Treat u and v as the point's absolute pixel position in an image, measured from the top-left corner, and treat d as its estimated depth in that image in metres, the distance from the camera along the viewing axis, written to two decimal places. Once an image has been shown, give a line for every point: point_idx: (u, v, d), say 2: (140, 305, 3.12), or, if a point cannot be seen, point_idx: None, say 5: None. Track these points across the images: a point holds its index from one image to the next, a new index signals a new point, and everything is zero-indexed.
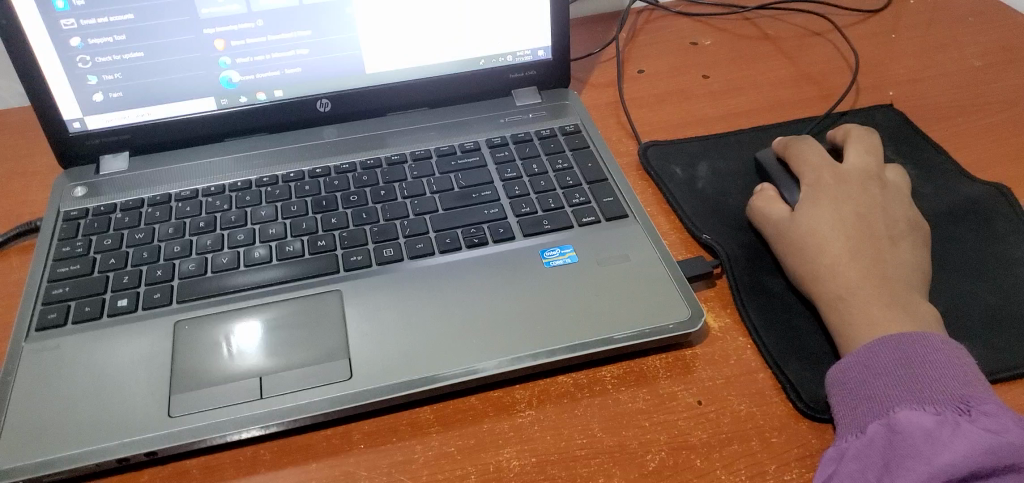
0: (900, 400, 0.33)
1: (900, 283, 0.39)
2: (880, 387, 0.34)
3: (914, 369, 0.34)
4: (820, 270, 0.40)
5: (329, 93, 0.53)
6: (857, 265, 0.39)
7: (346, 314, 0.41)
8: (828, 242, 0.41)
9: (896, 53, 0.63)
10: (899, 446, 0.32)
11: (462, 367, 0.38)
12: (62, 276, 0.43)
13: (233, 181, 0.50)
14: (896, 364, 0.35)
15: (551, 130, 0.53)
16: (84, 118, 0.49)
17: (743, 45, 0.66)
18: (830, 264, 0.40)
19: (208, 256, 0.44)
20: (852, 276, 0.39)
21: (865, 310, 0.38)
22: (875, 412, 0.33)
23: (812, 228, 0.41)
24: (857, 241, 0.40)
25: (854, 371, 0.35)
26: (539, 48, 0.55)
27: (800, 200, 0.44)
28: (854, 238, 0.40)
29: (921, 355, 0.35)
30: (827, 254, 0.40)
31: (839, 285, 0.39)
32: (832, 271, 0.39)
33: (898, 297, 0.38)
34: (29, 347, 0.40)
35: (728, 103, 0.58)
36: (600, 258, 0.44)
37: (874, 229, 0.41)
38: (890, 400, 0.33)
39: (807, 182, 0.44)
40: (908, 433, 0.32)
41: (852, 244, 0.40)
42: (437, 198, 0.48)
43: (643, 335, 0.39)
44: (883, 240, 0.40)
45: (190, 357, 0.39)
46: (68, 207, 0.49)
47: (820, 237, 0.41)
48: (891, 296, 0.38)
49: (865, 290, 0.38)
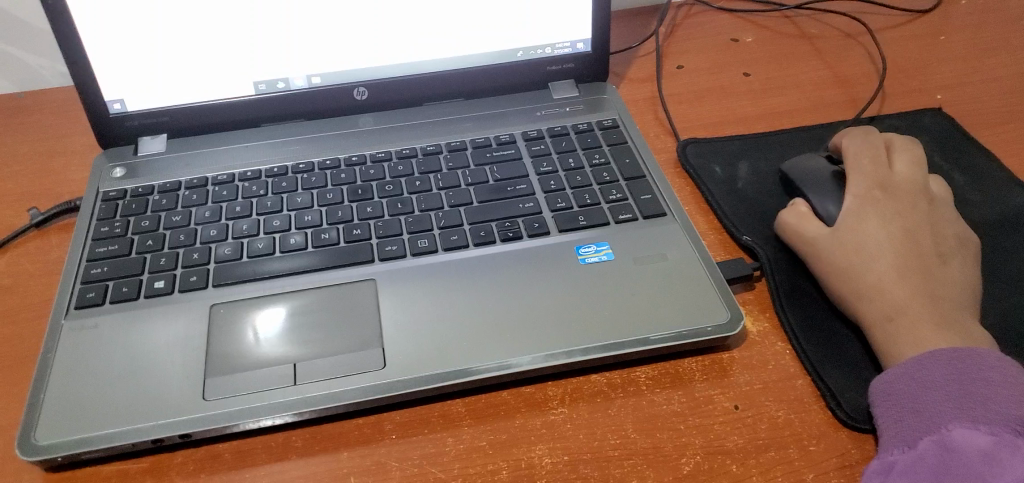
0: (953, 417, 0.33)
1: (949, 303, 0.38)
2: (930, 402, 0.34)
3: (966, 385, 0.34)
4: (864, 289, 0.39)
5: (367, 81, 0.53)
6: (903, 285, 0.38)
7: (381, 303, 0.41)
8: (874, 259, 0.40)
9: (943, 56, 0.62)
10: (952, 465, 0.31)
11: (496, 361, 0.38)
12: (100, 256, 0.43)
13: (270, 167, 0.50)
14: (946, 379, 0.34)
15: (588, 124, 0.53)
16: (124, 100, 0.50)
17: (784, 43, 0.65)
18: (876, 282, 0.39)
19: (245, 242, 0.45)
20: (900, 295, 0.38)
21: (912, 330, 0.37)
22: (925, 427, 0.33)
23: (857, 244, 0.41)
24: (905, 259, 0.39)
25: (902, 383, 0.35)
26: (578, 41, 0.55)
27: (842, 213, 0.43)
28: (901, 256, 0.39)
29: (973, 371, 0.34)
30: (872, 272, 0.39)
31: (886, 304, 0.38)
32: (878, 289, 0.39)
33: (947, 318, 0.37)
34: (68, 325, 0.40)
35: (769, 102, 0.57)
36: (637, 256, 0.43)
37: (922, 247, 0.40)
38: (940, 417, 0.33)
39: (850, 194, 0.43)
40: (962, 453, 0.31)
41: (898, 263, 0.39)
42: (473, 190, 0.47)
43: (679, 336, 0.39)
44: (931, 259, 0.39)
45: (225, 342, 0.39)
46: (107, 187, 0.49)
47: (866, 254, 0.40)
48: (940, 316, 0.37)
49: (913, 310, 0.37)
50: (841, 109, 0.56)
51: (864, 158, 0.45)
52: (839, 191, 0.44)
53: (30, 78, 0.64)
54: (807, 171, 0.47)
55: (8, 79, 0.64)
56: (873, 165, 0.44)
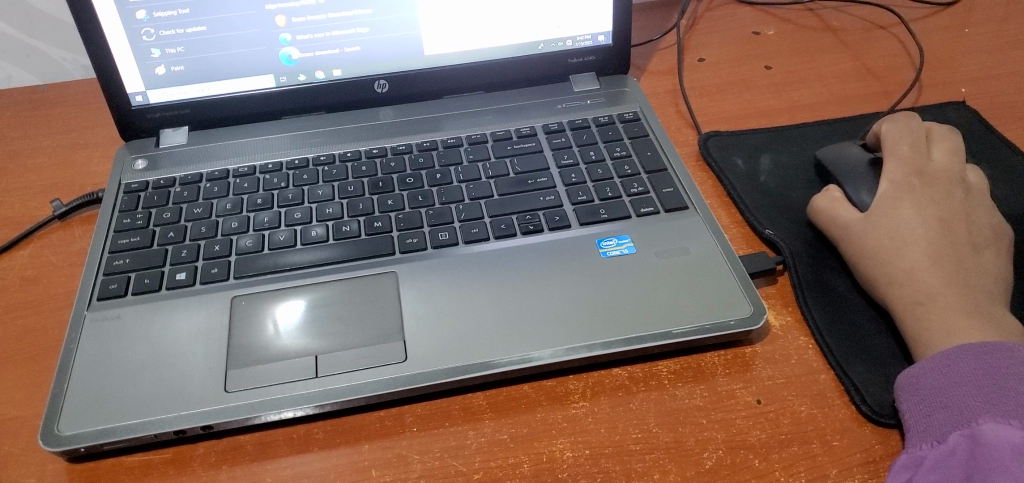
0: (983, 412, 0.32)
1: (982, 293, 0.37)
2: (960, 396, 0.33)
3: (997, 379, 0.33)
4: (897, 273, 0.39)
5: (387, 74, 0.53)
6: (937, 271, 0.38)
7: (402, 296, 0.41)
8: (908, 245, 0.39)
9: (968, 49, 0.61)
10: (981, 458, 0.31)
11: (517, 355, 0.38)
12: (122, 248, 0.44)
13: (290, 159, 0.50)
14: (978, 374, 0.34)
15: (609, 117, 0.53)
16: (146, 92, 0.50)
17: (807, 36, 0.64)
18: (908, 268, 0.39)
19: (266, 234, 0.45)
20: (932, 282, 0.38)
21: (944, 319, 0.36)
22: (953, 422, 0.32)
23: (891, 231, 0.40)
24: (939, 246, 0.39)
25: (931, 378, 0.34)
26: (600, 34, 0.54)
27: (880, 198, 0.42)
28: (936, 243, 0.39)
29: (1006, 366, 0.33)
30: (905, 258, 0.39)
31: (918, 290, 0.38)
32: (911, 275, 0.38)
33: (980, 307, 0.37)
34: (91, 316, 0.40)
35: (792, 95, 0.57)
36: (658, 250, 0.43)
37: (957, 235, 0.39)
38: (971, 411, 0.32)
39: (888, 179, 0.43)
40: (992, 445, 0.31)
41: (933, 248, 0.39)
42: (493, 183, 0.47)
43: (702, 331, 0.39)
44: (966, 247, 0.39)
45: (246, 333, 0.40)
46: (129, 179, 0.49)
47: (900, 240, 0.40)
48: (972, 305, 0.37)
49: (944, 298, 0.37)
50: (865, 102, 0.56)
51: (908, 141, 0.45)
52: (877, 176, 0.44)
53: (52, 71, 0.65)
54: (844, 157, 0.47)
55: (29, 71, 0.65)
56: (915, 150, 0.44)
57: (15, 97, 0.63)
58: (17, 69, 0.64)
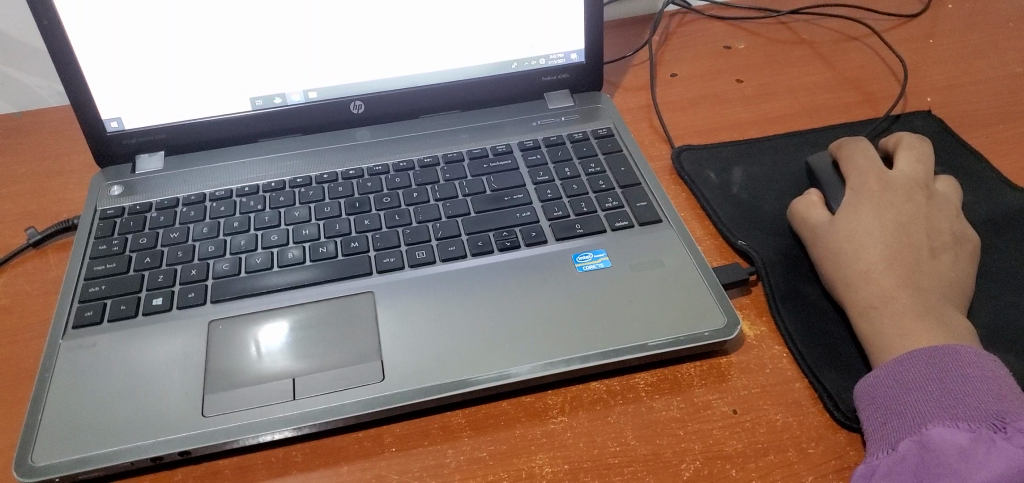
0: (932, 417, 0.33)
1: (935, 297, 0.38)
2: (910, 403, 0.34)
3: (947, 385, 0.34)
4: (854, 277, 0.39)
5: (363, 95, 0.53)
6: (892, 274, 0.39)
7: (379, 315, 0.41)
8: (866, 248, 0.40)
9: (935, 59, 0.62)
10: (933, 464, 0.31)
11: (495, 371, 0.38)
12: (98, 275, 0.44)
13: (268, 182, 0.50)
14: (928, 380, 0.34)
15: (583, 133, 0.53)
16: (121, 118, 0.50)
17: (779, 49, 0.65)
18: (865, 270, 0.39)
19: (243, 257, 0.45)
20: (887, 285, 0.38)
21: (899, 321, 0.37)
22: (905, 429, 0.33)
23: (850, 235, 0.41)
24: (895, 249, 0.40)
25: (885, 385, 0.35)
26: (573, 52, 0.55)
27: (841, 205, 0.43)
28: (893, 246, 0.40)
29: (953, 368, 0.34)
30: (862, 260, 0.40)
31: (875, 290, 0.38)
32: (868, 278, 0.39)
33: (933, 310, 0.37)
34: (66, 344, 0.40)
35: (763, 108, 0.58)
36: (633, 263, 0.43)
37: (914, 240, 0.40)
38: (922, 417, 0.33)
39: (850, 188, 0.44)
40: (941, 451, 0.31)
41: (889, 253, 0.40)
42: (470, 201, 0.48)
43: (679, 342, 0.39)
44: (923, 253, 0.40)
45: (222, 358, 0.39)
46: (105, 205, 0.49)
47: (859, 243, 0.40)
48: (926, 308, 0.37)
49: (899, 300, 0.38)
50: (835, 113, 0.56)
51: (868, 156, 0.46)
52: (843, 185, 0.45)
53: (27, 99, 0.65)
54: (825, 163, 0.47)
55: (5, 100, 0.64)
56: (875, 162, 0.45)
57: None
58: None
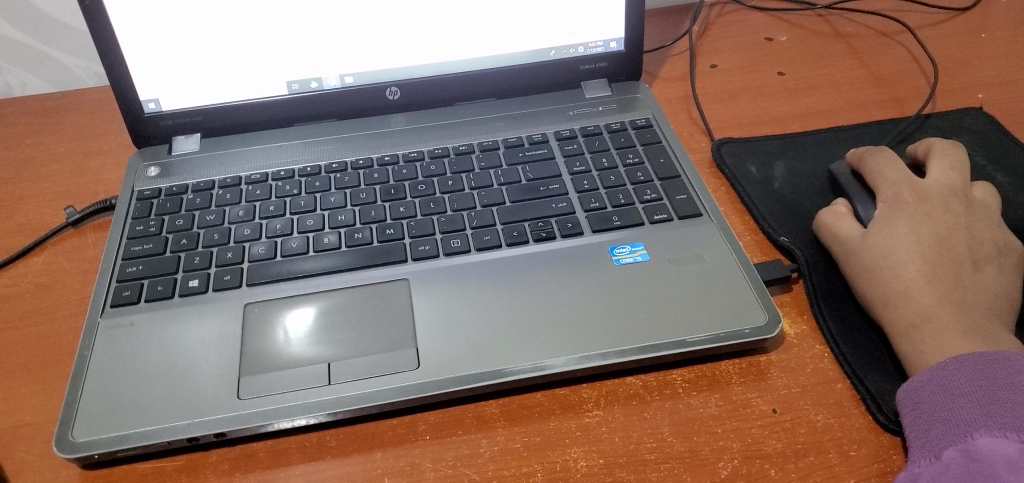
0: (979, 425, 0.32)
1: (980, 313, 0.37)
2: (956, 410, 0.33)
3: (995, 392, 0.33)
4: (893, 294, 0.38)
5: (399, 81, 0.53)
6: (933, 291, 0.37)
7: (414, 303, 0.41)
8: (903, 265, 0.39)
9: (984, 55, 0.61)
10: (979, 474, 0.30)
11: (530, 363, 0.38)
12: (135, 255, 0.44)
13: (303, 166, 0.50)
14: (976, 387, 0.33)
15: (621, 123, 0.52)
16: (160, 100, 0.50)
17: (821, 42, 0.64)
18: (904, 288, 0.38)
19: (278, 241, 0.45)
20: (928, 302, 0.37)
21: (942, 340, 0.36)
22: (950, 436, 0.32)
23: (886, 251, 0.40)
24: (935, 265, 0.38)
25: (929, 391, 0.34)
26: (611, 41, 0.54)
27: (875, 219, 0.42)
28: (932, 261, 0.39)
29: (1001, 376, 0.33)
30: (900, 277, 0.38)
31: (915, 308, 0.37)
32: (907, 296, 0.38)
33: (977, 327, 0.36)
34: (104, 323, 0.41)
35: (805, 102, 0.56)
36: (672, 258, 0.43)
37: (955, 253, 0.39)
38: (969, 425, 0.32)
39: (883, 200, 0.43)
40: (989, 461, 0.30)
41: (929, 269, 0.38)
42: (505, 190, 0.47)
43: (717, 339, 0.38)
44: (964, 267, 0.38)
45: (258, 341, 0.39)
46: (142, 186, 0.49)
47: (895, 260, 0.39)
48: (970, 325, 0.36)
49: (942, 316, 0.37)
50: (879, 109, 0.55)
51: (898, 165, 0.44)
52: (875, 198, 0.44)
53: (66, 78, 0.65)
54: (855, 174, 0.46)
55: (45, 80, 0.65)
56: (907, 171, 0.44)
57: (31, 106, 0.63)
58: (31, 76, 0.64)
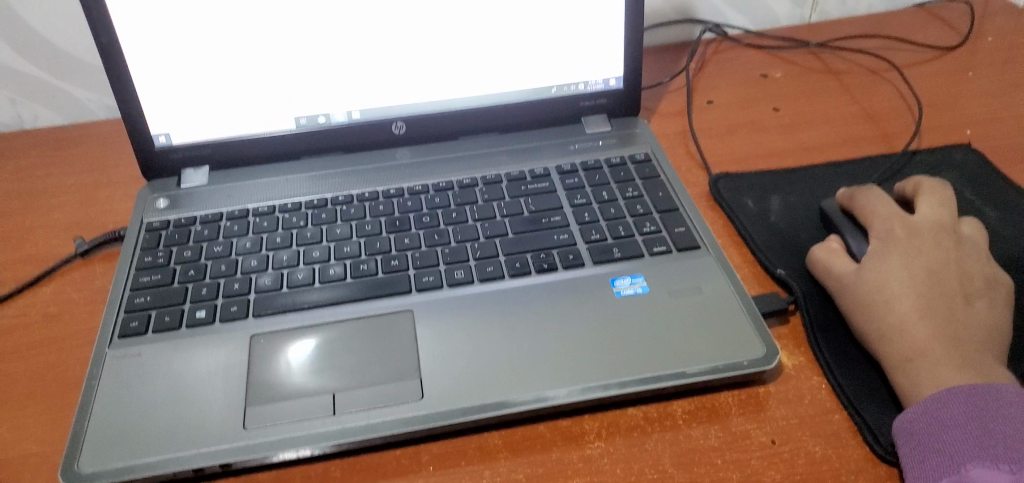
0: (972, 457, 0.33)
1: (973, 346, 0.38)
2: (950, 441, 0.34)
3: (986, 424, 0.34)
4: (887, 328, 0.39)
5: (405, 116, 0.54)
6: (926, 325, 0.38)
7: (418, 334, 0.42)
8: (896, 300, 0.40)
9: (973, 92, 0.62)
10: None
11: (533, 394, 0.38)
12: (144, 286, 0.45)
13: (309, 199, 0.51)
14: (967, 418, 0.34)
15: (621, 158, 0.53)
16: (169, 133, 0.51)
17: (815, 79, 0.65)
18: (898, 322, 0.39)
19: (285, 272, 0.46)
20: (921, 336, 0.38)
21: (935, 373, 0.37)
22: (945, 467, 0.33)
23: (879, 286, 0.41)
24: (927, 299, 0.39)
25: (923, 421, 0.35)
26: (612, 77, 0.56)
27: (868, 255, 0.43)
28: (925, 296, 0.39)
29: (993, 408, 0.34)
30: (894, 312, 0.39)
31: (909, 342, 0.38)
32: (901, 330, 0.39)
33: (971, 360, 0.37)
34: (112, 353, 0.41)
35: (800, 138, 0.58)
36: (671, 290, 0.43)
37: (947, 288, 0.40)
38: (963, 456, 0.33)
39: (875, 236, 0.44)
40: None
41: (922, 303, 0.39)
42: (507, 222, 0.48)
43: (716, 371, 0.39)
44: (956, 301, 0.39)
45: (264, 372, 0.40)
46: (151, 218, 0.50)
47: (889, 295, 0.40)
48: (963, 358, 0.37)
49: (935, 350, 0.37)
50: (873, 145, 0.56)
51: (889, 202, 0.45)
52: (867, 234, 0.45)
53: (77, 110, 0.66)
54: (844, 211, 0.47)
55: (56, 112, 0.66)
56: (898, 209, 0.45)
57: (42, 138, 0.65)
58: (42, 109, 0.66)
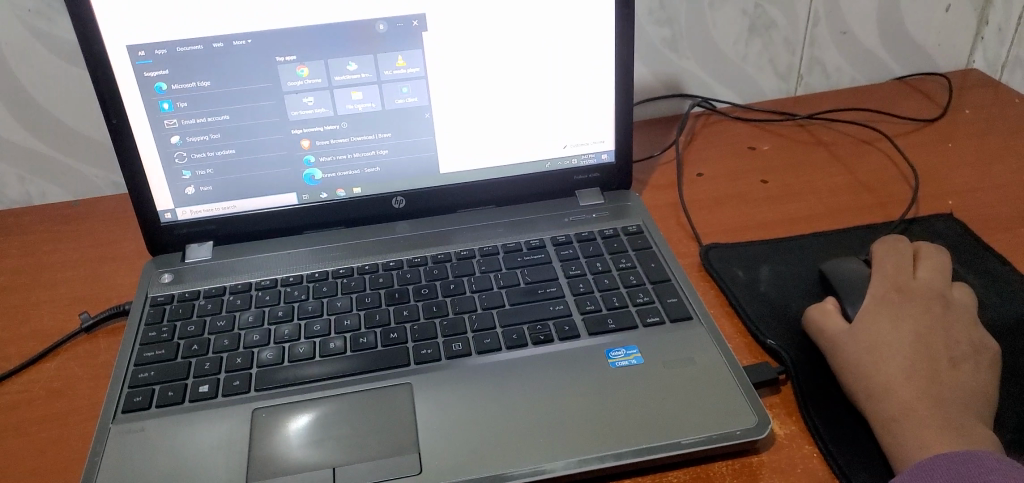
0: None
1: (957, 407, 0.39)
2: None
3: None
4: (875, 388, 0.40)
5: (405, 191, 0.55)
6: (912, 386, 0.39)
7: (417, 407, 0.42)
8: (884, 360, 0.41)
9: (954, 163, 0.64)
10: None
11: (530, 466, 0.39)
12: (147, 361, 0.45)
13: (311, 272, 0.53)
14: None
15: (614, 229, 0.55)
16: (175, 209, 0.53)
17: (801, 151, 0.68)
18: (885, 382, 0.40)
19: (286, 346, 0.46)
20: (907, 397, 0.39)
21: (921, 433, 0.38)
22: None
23: (869, 346, 0.42)
24: (914, 361, 0.41)
25: None
26: (603, 152, 0.58)
27: (861, 315, 0.44)
28: (911, 358, 0.41)
29: (976, 475, 0.35)
30: (881, 372, 0.40)
31: (895, 402, 0.39)
32: (887, 389, 0.40)
33: (954, 422, 0.38)
34: (116, 428, 0.42)
35: (788, 208, 0.60)
36: (665, 360, 0.44)
37: (934, 351, 0.41)
38: None
39: (871, 298, 0.45)
40: None
41: (909, 364, 0.40)
42: (505, 293, 0.49)
43: (710, 441, 0.40)
44: (942, 363, 0.40)
45: (265, 446, 0.41)
46: (155, 292, 0.51)
47: (877, 355, 0.41)
48: (947, 420, 0.38)
49: (920, 411, 0.38)
50: (859, 214, 0.58)
51: (886, 267, 0.47)
52: (862, 293, 0.46)
53: (84, 187, 0.68)
54: (842, 271, 0.48)
55: (64, 189, 0.68)
56: (896, 272, 0.46)
57: (50, 215, 0.66)
58: (51, 186, 0.67)
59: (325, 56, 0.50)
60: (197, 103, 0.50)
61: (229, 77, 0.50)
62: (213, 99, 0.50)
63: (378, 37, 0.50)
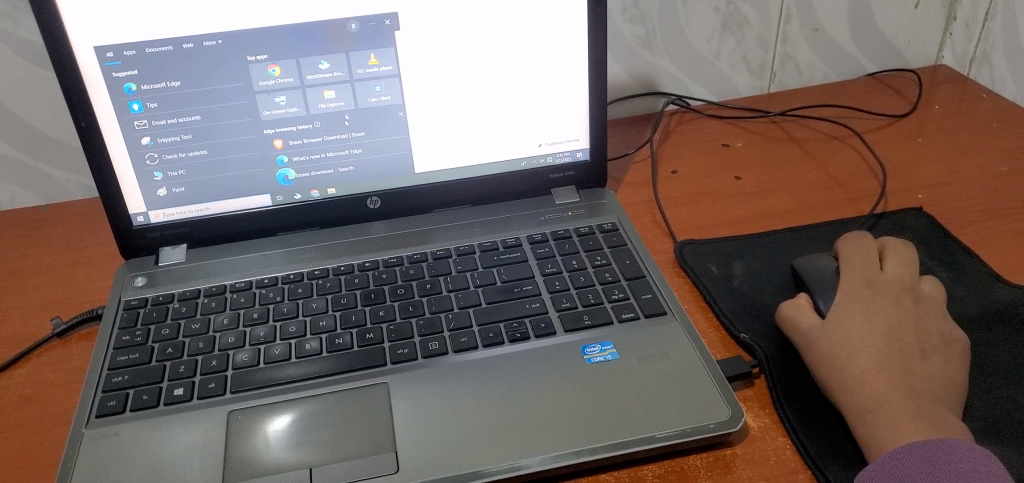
0: None
1: (928, 398, 0.39)
2: None
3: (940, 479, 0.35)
4: (848, 380, 0.41)
5: (379, 191, 0.55)
6: (884, 378, 0.40)
7: (392, 406, 0.42)
8: (857, 352, 0.41)
9: (923, 158, 0.65)
10: None
11: (506, 463, 0.39)
12: (121, 365, 0.45)
13: (286, 274, 0.52)
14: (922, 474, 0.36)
15: (589, 227, 0.55)
16: (148, 212, 0.53)
17: (774, 147, 0.68)
18: (858, 374, 0.40)
19: (262, 348, 0.46)
20: (879, 388, 0.40)
21: (893, 422, 0.38)
22: None
23: (842, 339, 0.42)
24: (886, 353, 0.41)
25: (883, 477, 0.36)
26: (578, 151, 0.58)
27: (833, 308, 0.44)
28: (883, 350, 0.41)
29: (945, 464, 0.36)
30: (854, 364, 0.41)
31: (868, 394, 0.40)
32: (861, 381, 0.40)
33: (925, 412, 0.39)
34: (89, 433, 0.41)
35: (761, 204, 0.60)
36: (640, 355, 0.45)
37: (905, 343, 0.42)
38: None
39: (841, 291, 0.45)
40: None
41: (881, 357, 0.41)
42: (481, 292, 0.50)
43: (684, 435, 0.40)
44: (913, 355, 0.41)
45: (240, 448, 0.41)
46: (129, 295, 0.51)
47: (851, 348, 0.42)
48: (918, 411, 0.39)
49: (892, 402, 0.39)
50: (830, 209, 0.59)
51: (855, 259, 0.47)
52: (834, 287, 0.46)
53: (54, 191, 0.67)
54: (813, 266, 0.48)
55: (33, 193, 0.67)
56: (865, 265, 0.47)
57: (19, 219, 0.65)
58: (20, 190, 0.67)
59: (297, 56, 0.50)
60: (167, 104, 0.50)
61: (199, 77, 0.49)
62: (183, 100, 0.50)
63: (350, 36, 0.50)
